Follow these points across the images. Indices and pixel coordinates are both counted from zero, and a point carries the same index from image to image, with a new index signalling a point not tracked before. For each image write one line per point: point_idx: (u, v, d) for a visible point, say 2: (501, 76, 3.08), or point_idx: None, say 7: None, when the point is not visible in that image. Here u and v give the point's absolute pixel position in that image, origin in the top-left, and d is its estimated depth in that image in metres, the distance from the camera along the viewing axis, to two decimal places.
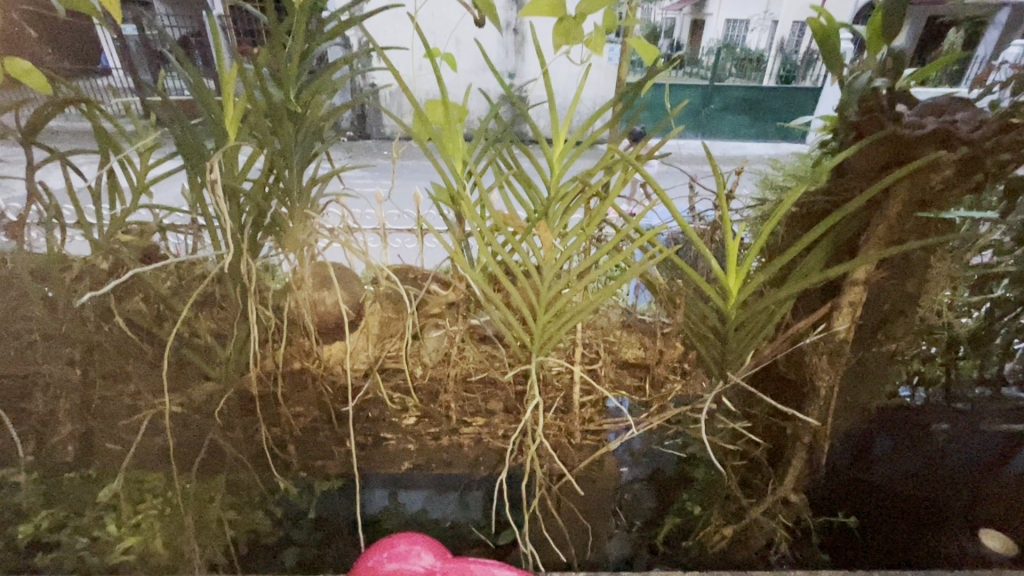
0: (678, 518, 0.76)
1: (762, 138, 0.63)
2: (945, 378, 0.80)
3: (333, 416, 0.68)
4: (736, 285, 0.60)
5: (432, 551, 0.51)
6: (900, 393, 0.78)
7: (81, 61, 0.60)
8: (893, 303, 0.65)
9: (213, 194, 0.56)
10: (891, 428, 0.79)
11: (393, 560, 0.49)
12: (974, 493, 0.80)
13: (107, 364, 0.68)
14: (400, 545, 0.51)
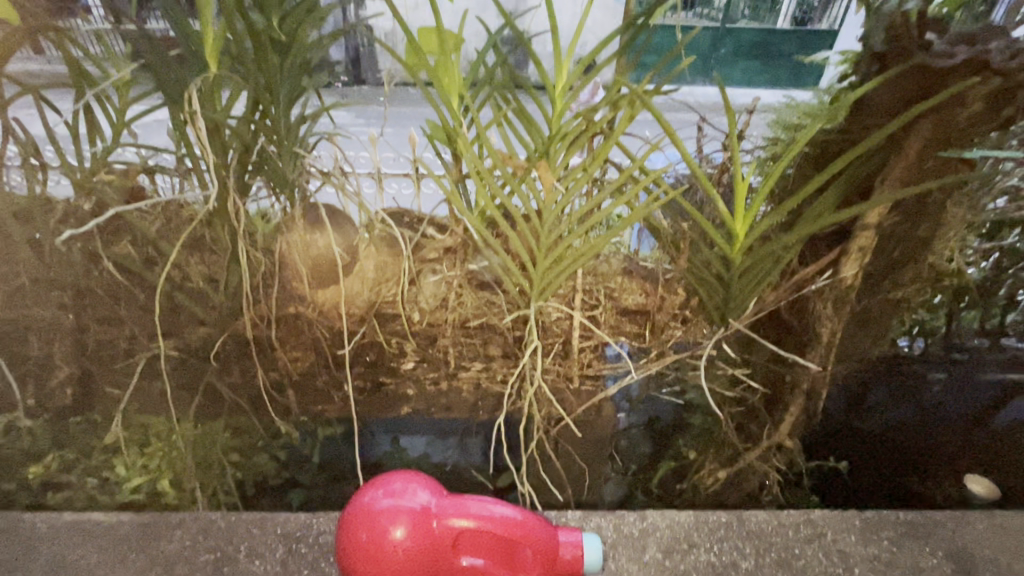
0: (673, 463, 0.77)
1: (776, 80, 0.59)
2: (946, 329, 0.74)
3: (331, 360, 0.68)
4: (743, 229, 0.59)
5: (432, 489, 0.45)
6: (897, 343, 0.74)
7: None
8: (904, 248, 0.63)
9: (196, 123, 0.55)
10: (884, 379, 0.76)
11: (390, 497, 0.43)
12: (965, 438, 0.79)
13: (99, 309, 0.66)
14: (398, 480, 0.45)
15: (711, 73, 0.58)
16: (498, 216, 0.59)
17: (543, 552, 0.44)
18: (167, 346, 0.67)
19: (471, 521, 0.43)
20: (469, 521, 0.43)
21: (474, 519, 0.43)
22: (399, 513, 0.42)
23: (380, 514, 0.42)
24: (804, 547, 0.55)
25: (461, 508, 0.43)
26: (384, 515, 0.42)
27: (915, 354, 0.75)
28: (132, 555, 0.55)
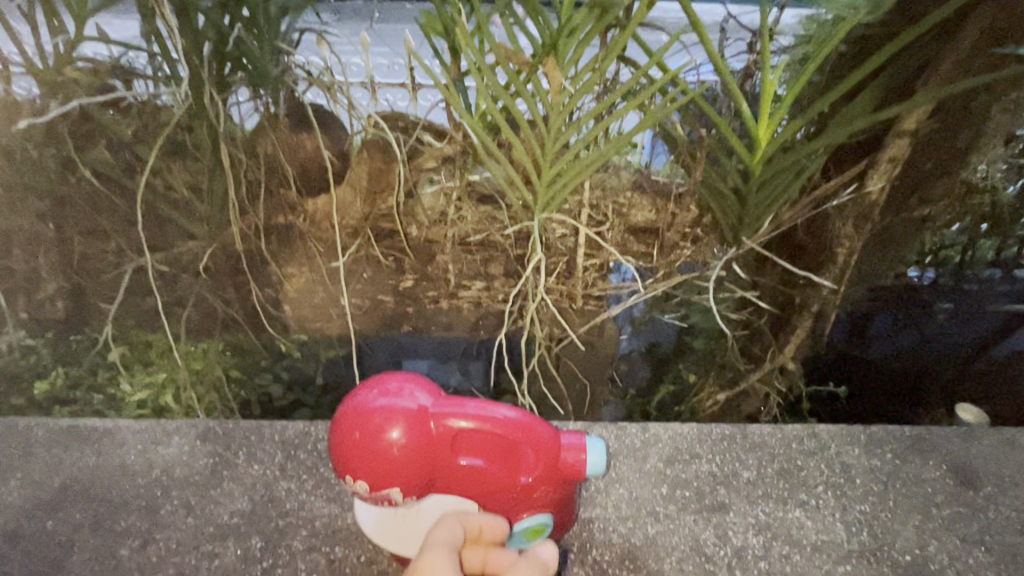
0: (673, 386, 0.76)
1: None
2: (960, 259, 0.71)
3: (326, 275, 0.66)
4: (767, 137, 0.56)
5: (431, 391, 0.38)
6: (909, 273, 0.71)
7: None
8: (937, 160, 0.59)
9: (160, 5, 0.51)
10: (890, 308, 0.74)
11: (382, 396, 0.37)
12: (962, 366, 0.77)
13: (83, 220, 0.64)
14: (392, 380, 0.38)
15: None
16: (501, 120, 0.55)
17: (552, 458, 0.38)
18: (154, 258, 0.65)
19: (475, 422, 0.37)
20: (472, 422, 0.37)
21: (479, 420, 0.37)
22: (393, 412, 0.36)
23: (370, 413, 0.36)
24: (808, 459, 0.52)
25: (464, 408, 0.37)
26: (377, 414, 0.36)
27: (924, 284, 0.72)
28: (133, 458, 0.52)
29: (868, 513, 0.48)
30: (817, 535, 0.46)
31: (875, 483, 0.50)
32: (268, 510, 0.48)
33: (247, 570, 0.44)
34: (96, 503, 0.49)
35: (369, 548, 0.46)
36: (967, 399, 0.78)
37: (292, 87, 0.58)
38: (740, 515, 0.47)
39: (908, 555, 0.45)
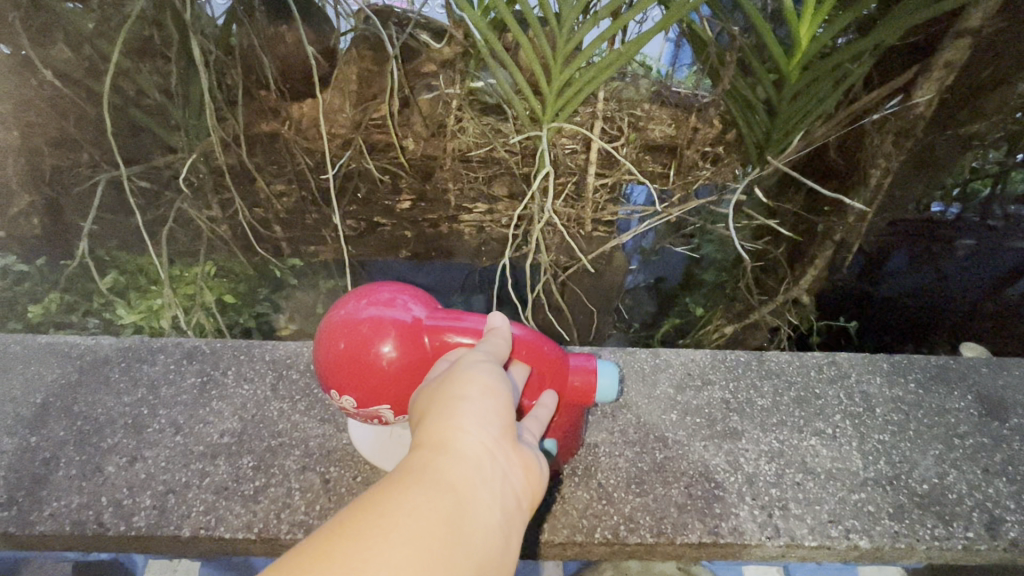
0: (678, 320, 0.75)
1: None
2: (989, 193, 0.71)
3: (317, 193, 0.61)
4: (808, 36, 0.49)
5: (429, 309, 0.35)
6: (933, 208, 0.71)
7: None
8: (997, 68, 0.52)
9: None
10: (912, 241, 0.73)
11: (374, 308, 0.33)
12: (972, 305, 0.74)
13: (48, 127, 0.59)
14: (386, 293, 0.34)
15: None
16: (503, 12, 0.48)
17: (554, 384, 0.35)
18: (131, 171, 0.60)
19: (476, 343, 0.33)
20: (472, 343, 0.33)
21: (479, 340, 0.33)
22: (387, 332, 0.32)
23: (361, 329, 0.32)
24: (827, 388, 0.50)
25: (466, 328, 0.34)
26: (368, 328, 0.33)
27: (948, 219, 0.72)
28: (117, 377, 0.48)
29: (886, 442, 0.46)
30: (831, 463, 0.44)
31: (895, 413, 0.48)
32: (258, 429, 0.45)
33: (238, 488, 0.41)
34: (81, 420, 0.45)
35: (369, 471, 0.42)
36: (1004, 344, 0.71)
37: None
38: (752, 442, 0.45)
39: (925, 484, 0.43)
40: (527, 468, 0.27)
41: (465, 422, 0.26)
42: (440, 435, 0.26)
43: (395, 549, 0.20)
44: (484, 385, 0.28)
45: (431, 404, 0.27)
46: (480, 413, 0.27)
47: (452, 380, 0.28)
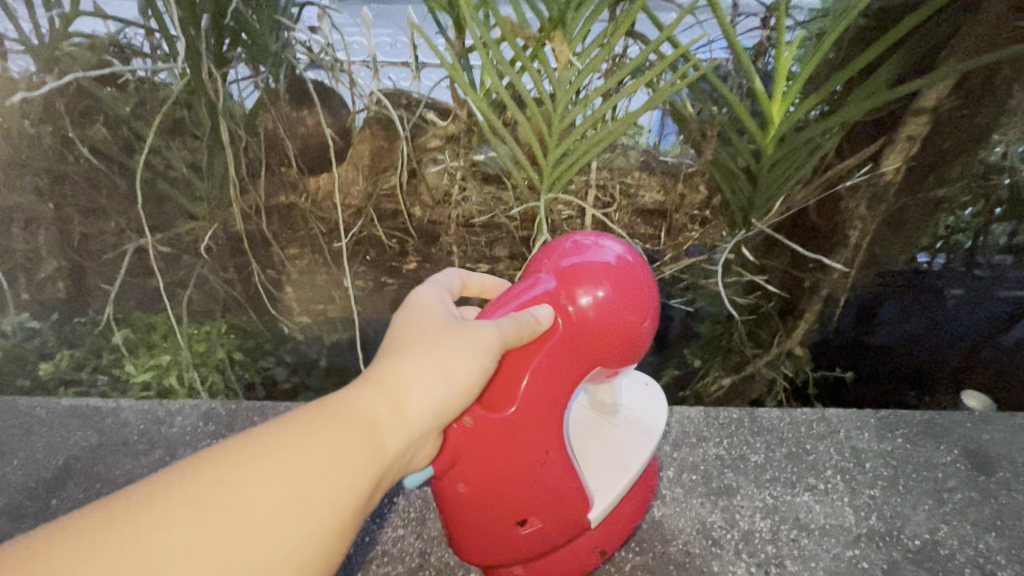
0: (678, 371, 0.75)
1: None
2: (973, 242, 0.71)
3: (328, 257, 0.64)
4: (779, 114, 0.55)
5: (589, 293, 0.34)
6: (918, 258, 0.71)
7: None
8: (956, 140, 0.57)
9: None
10: (903, 292, 0.73)
11: (596, 252, 0.35)
12: (968, 353, 0.75)
13: (82, 198, 0.63)
14: (617, 268, 0.34)
15: None
16: (504, 96, 0.54)
17: (540, 460, 0.34)
18: (156, 237, 0.64)
19: (542, 351, 0.33)
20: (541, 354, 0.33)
21: (542, 348, 0.33)
22: (573, 278, 0.34)
23: (572, 259, 0.35)
24: (817, 443, 0.51)
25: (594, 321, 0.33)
26: (556, 271, 0.35)
27: (936, 270, 0.72)
28: (135, 437, 0.50)
29: (877, 498, 0.47)
30: (825, 519, 0.45)
31: (885, 468, 0.49)
32: None
33: None
34: (97, 482, 0.46)
35: None
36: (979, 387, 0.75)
37: (294, 65, 0.58)
38: (746, 499, 0.46)
39: (917, 540, 0.44)
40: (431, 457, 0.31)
41: (431, 399, 0.29)
42: (403, 395, 0.29)
43: (309, 479, 0.25)
44: (464, 378, 0.30)
45: (429, 356, 0.30)
46: (446, 401, 0.30)
47: (446, 357, 0.30)
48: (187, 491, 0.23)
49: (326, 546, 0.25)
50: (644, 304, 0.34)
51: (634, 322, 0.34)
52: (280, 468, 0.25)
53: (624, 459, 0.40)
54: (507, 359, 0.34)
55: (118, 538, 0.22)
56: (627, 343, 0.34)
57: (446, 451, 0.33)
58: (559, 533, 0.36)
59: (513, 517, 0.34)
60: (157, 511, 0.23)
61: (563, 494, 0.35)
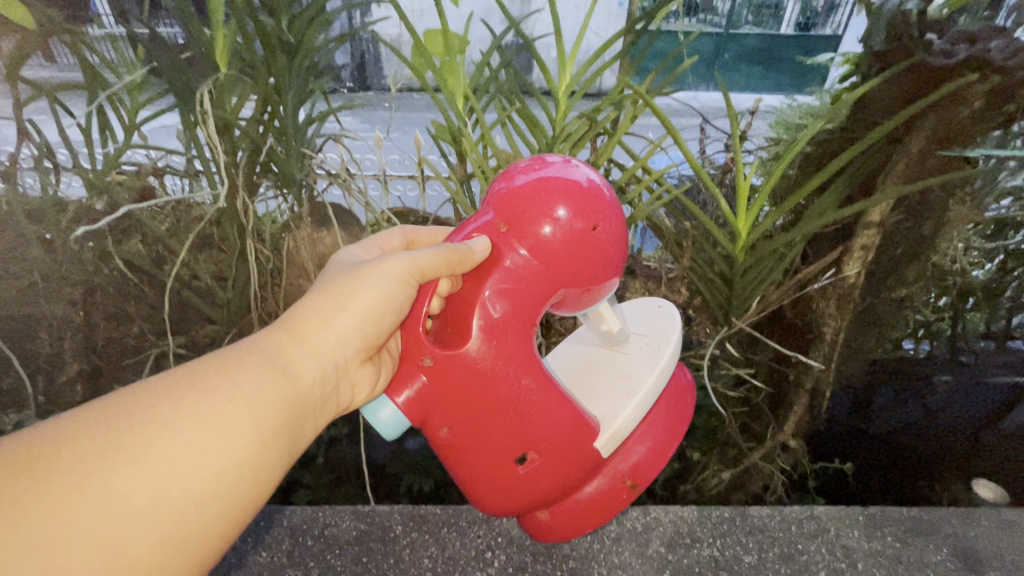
0: (677, 463, 0.79)
1: (779, 87, 0.62)
2: (952, 331, 0.73)
3: None
4: (746, 229, 0.61)
5: (535, 207, 0.39)
6: (904, 346, 0.74)
7: (68, 5, 0.59)
8: (906, 246, 0.64)
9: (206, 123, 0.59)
10: (893, 380, 0.76)
11: (543, 171, 0.40)
12: (973, 440, 0.78)
13: (110, 306, 0.72)
14: (555, 182, 0.39)
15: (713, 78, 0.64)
16: None
17: (512, 385, 0.41)
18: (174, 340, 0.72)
19: (499, 274, 0.40)
20: (499, 278, 0.40)
21: (496, 269, 0.41)
22: (517, 200, 0.40)
23: (516, 183, 0.41)
24: (808, 542, 0.57)
25: (549, 236, 0.39)
26: (510, 194, 0.41)
27: (921, 357, 0.75)
28: None
29: None
30: None
31: (876, 568, 0.55)
32: None
33: None
34: None
35: None
36: (987, 475, 0.77)
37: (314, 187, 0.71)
38: None
39: None
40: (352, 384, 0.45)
41: (336, 333, 0.43)
42: (307, 333, 0.42)
43: (234, 395, 0.37)
44: (361, 315, 0.43)
45: (335, 303, 0.43)
46: (352, 332, 0.43)
47: (344, 301, 0.43)
48: (113, 417, 0.34)
49: (244, 451, 0.36)
50: (589, 209, 0.39)
51: (585, 231, 0.39)
52: (199, 397, 0.36)
53: (626, 388, 0.47)
54: (467, 292, 0.42)
55: (56, 450, 0.32)
56: (586, 252, 0.39)
57: (425, 396, 0.42)
58: (562, 470, 0.44)
59: (515, 451, 0.43)
60: (84, 432, 0.33)
61: (553, 419, 0.43)
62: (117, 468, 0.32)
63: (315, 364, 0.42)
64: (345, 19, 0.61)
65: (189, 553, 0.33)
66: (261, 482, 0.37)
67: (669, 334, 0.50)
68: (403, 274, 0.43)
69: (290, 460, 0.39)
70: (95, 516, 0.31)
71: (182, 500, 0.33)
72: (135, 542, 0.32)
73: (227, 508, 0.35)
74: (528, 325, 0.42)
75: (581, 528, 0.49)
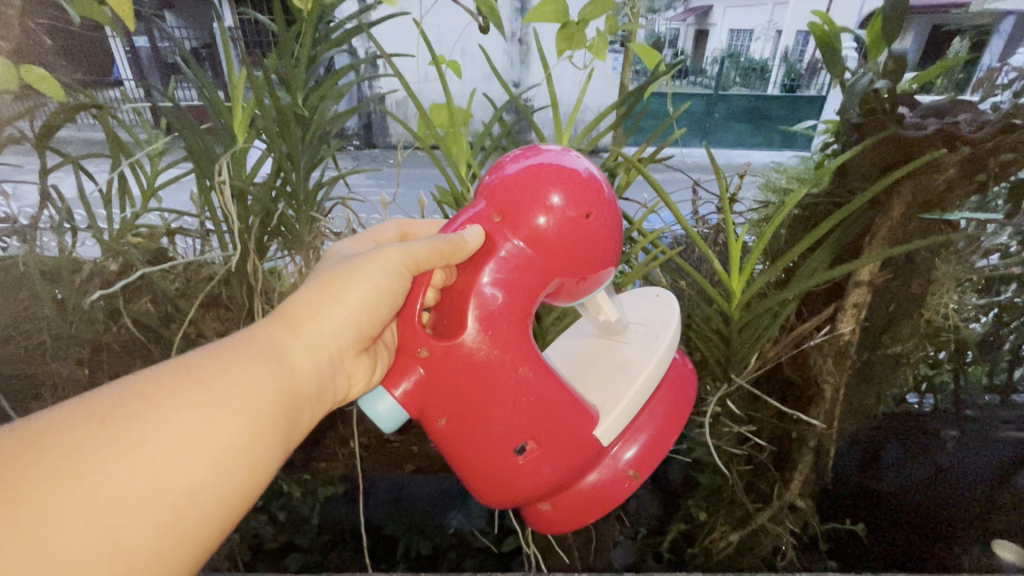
0: (684, 525, 0.77)
1: (769, 145, 0.72)
2: (955, 385, 0.76)
3: (338, 417, 0.78)
4: (739, 287, 0.63)
5: (529, 195, 0.41)
6: (907, 399, 0.77)
7: (93, 72, 0.67)
8: (898, 303, 0.65)
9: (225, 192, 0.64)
10: (900, 436, 0.77)
11: (536, 159, 0.42)
12: (988, 498, 0.77)
13: (115, 364, 0.77)
14: (548, 169, 0.41)
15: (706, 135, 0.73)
16: None
17: (509, 374, 0.42)
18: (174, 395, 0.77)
19: (494, 263, 0.42)
20: (494, 267, 0.42)
21: (490, 258, 0.42)
22: (510, 190, 0.42)
23: (510, 172, 0.42)
24: None
25: (542, 223, 0.40)
26: (504, 182, 0.42)
27: (926, 411, 0.77)
28: None
29: None
30: None
31: None
32: None
33: None
34: None
35: None
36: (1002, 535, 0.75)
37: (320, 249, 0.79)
38: None
39: None
40: (346, 371, 0.49)
41: (328, 322, 0.47)
42: (301, 322, 0.45)
43: (231, 378, 0.39)
44: (352, 304, 0.47)
45: (327, 294, 0.47)
46: (343, 321, 0.47)
47: (335, 290, 0.47)
48: (110, 405, 0.35)
49: (242, 434, 0.38)
50: (581, 196, 0.40)
51: (578, 219, 0.40)
52: (196, 380, 0.38)
53: (625, 376, 0.49)
54: (463, 282, 0.43)
55: (54, 437, 0.33)
56: (579, 238, 0.41)
57: (422, 383, 0.44)
58: (561, 460, 0.44)
59: (513, 443, 0.43)
60: (82, 419, 0.34)
61: (551, 408, 0.43)
62: (116, 451, 0.33)
63: (308, 355, 0.45)
64: (356, 92, 0.71)
65: (188, 532, 0.35)
66: (257, 465, 0.39)
67: (667, 326, 0.52)
68: (397, 267, 0.47)
69: (284, 445, 0.41)
70: (97, 495, 0.32)
71: (181, 479, 0.34)
72: (136, 520, 0.33)
73: (225, 488, 0.36)
74: (524, 312, 0.43)
75: (583, 518, 0.49)
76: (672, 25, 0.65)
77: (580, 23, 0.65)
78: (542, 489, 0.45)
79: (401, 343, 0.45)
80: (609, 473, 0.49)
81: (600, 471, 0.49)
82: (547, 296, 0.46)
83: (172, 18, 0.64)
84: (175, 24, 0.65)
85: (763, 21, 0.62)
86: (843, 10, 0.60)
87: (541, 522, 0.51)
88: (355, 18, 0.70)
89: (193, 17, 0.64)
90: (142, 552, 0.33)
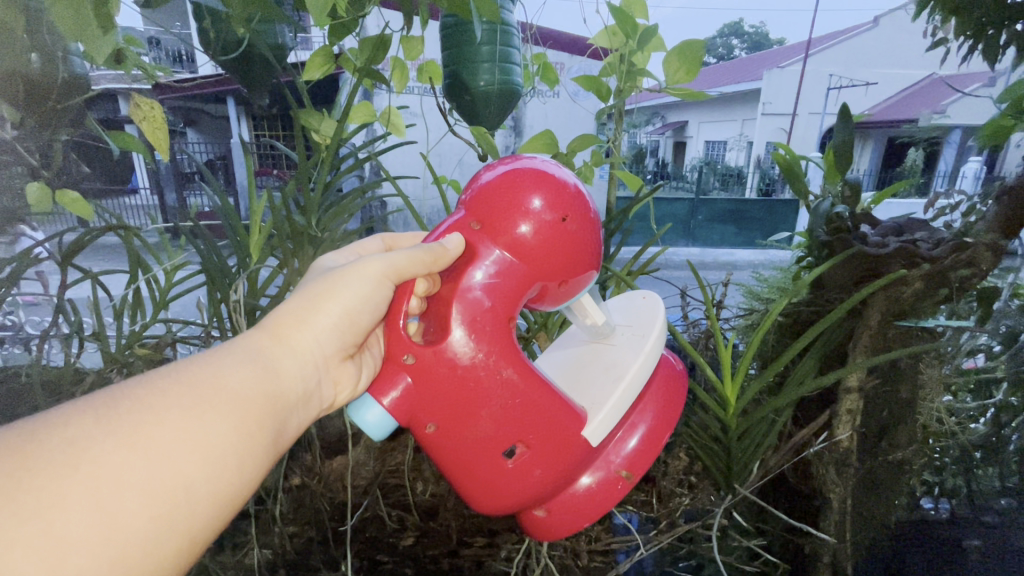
0: None
1: (746, 243, 0.82)
2: (968, 487, 0.77)
3: (328, 535, 0.72)
4: (734, 395, 0.64)
5: (508, 203, 0.42)
6: (922, 504, 0.75)
7: (112, 183, 0.75)
8: (891, 410, 0.67)
9: (238, 315, 0.69)
10: (919, 546, 0.69)
11: (514, 167, 0.43)
12: None
13: None
14: (526, 175, 0.42)
15: (692, 233, 0.79)
16: None
17: (495, 377, 0.41)
18: None
19: (478, 269, 0.42)
20: (478, 272, 0.42)
21: (474, 263, 0.43)
22: (488, 199, 0.43)
23: (486, 181, 0.44)
24: None
25: (523, 228, 0.42)
26: (485, 187, 0.44)
27: (945, 517, 0.74)
28: None
29: None
30: None
31: None
32: None
33: None
34: None
35: None
36: None
37: None
38: None
39: None
40: (334, 382, 0.46)
41: (313, 332, 0.43)
42: (284, 330, 0.42)
43: (215, 384, 0.36)
44: (340, 313, 0.44)
45: (313, 300, 0.44)
46: (331, 329, 0.44)
47: (320, 297, 0.44)
48: (94, 410, 0.32)
49: (233, 435, 0.35)
50: (558, 200, 0.42)
51: (556, 222, 0.42)
52: (174, 387, 0.34)
53: (612, 376, 0.47)
54: (447, 289, 0.43)
55: (37, 440, 0.30)
56: (560, 241, 0.42)
57: (411, 389, 0.42)
58: (552, 461, 0.43)
59: (500, 448, 0.42)
60: (66, 423, 0.31)
61: (538, 410, 0.42)
62: (104, 450, 0.30)
63: (295, 363, 0.41)
64: (362, 200, 0.79)
65: (181, 534, 0.31)
66: (249, 471, 0.35)
67: (653, 320, 0.50)
68: (377, 276, 0.44)
69: (276, 451, 0.38)
70: (86, 497, 0.29)
71: (172, 477, 0.31)
72: (128, 522, 0.29)
73: (217, 488, 0.33)
74: (507, 316, 0.43)
75: (580, 522, 0.47)
76: (653, 138, 0.79)
77: (570, 154, 0.78)
78: (535, 496, 0.44)
79: (386, 351, 0.44)
80: (603, 474, 0.47)
81: (594, 472, 0.47)
82: (533, 300, 0.46)
83: (193, 137, 0.75)
84: (195, 140, 0.75)
85: (734, 134, 0.71)
86: (802, 142, 0.72)
87: (540, 532, 0.48)
88: (366, 148, 0.79)
89: (213, 137, 0.74)
90: (137, 555, 0.29)
